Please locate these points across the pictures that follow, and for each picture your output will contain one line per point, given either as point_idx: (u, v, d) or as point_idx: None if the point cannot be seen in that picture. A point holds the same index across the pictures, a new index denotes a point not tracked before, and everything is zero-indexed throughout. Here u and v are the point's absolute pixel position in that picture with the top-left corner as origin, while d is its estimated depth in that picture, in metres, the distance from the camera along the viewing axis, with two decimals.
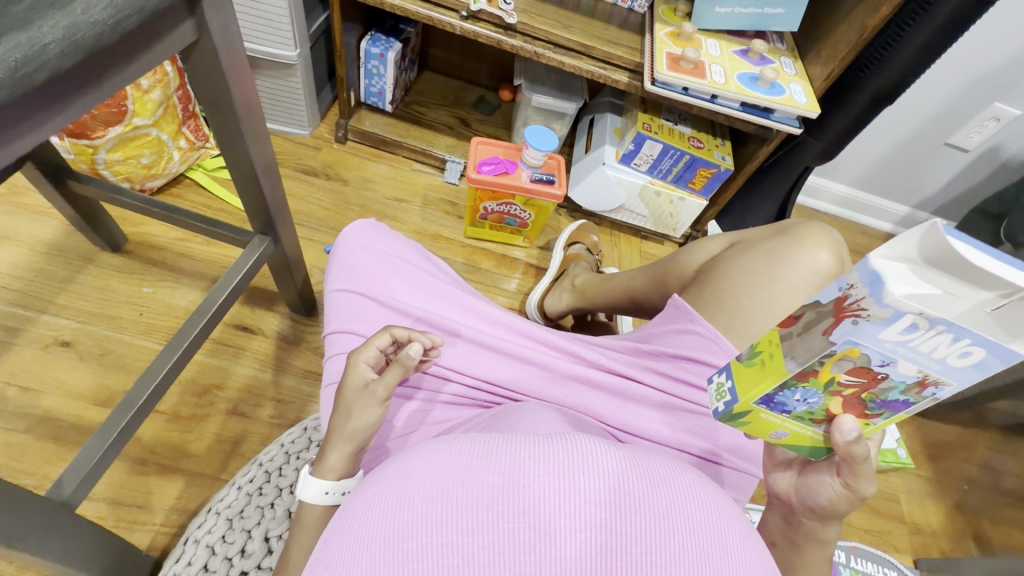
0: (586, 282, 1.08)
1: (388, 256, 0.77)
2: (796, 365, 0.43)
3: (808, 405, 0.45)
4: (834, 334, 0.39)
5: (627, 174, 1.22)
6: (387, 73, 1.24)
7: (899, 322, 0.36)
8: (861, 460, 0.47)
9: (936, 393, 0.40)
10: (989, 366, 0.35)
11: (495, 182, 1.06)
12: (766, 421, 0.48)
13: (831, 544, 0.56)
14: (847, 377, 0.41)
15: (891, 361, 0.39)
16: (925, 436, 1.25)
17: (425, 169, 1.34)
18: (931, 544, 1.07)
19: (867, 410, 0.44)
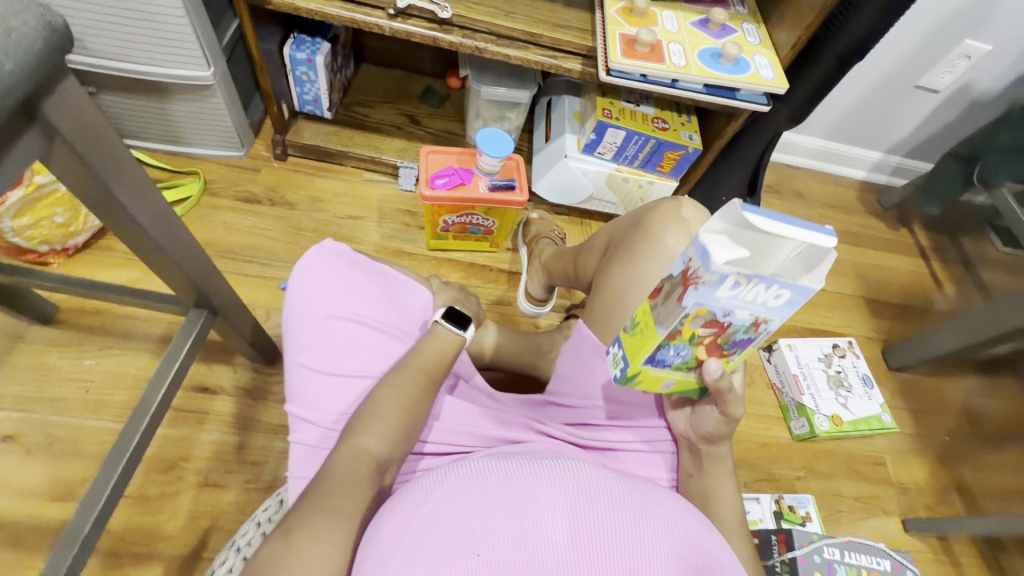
0: (549, 256, 1.05)
1: (294, 312, 0.75)
2: (665, 329, 0.48)
3: (682, 356, 0.51)
4: (685, 299, 0.45)
5: (591, 164, 1.14)
6: (318, 79, 1.12)
7: (727, 282, 0.43)
8: (727, 390, 0.55)
9: (767, 326, 0.48)
10: (796, 301, 0.45)
11: (452, 196, 0.98)
12: (655, 377, 0.54)
13: (728, 458, 0.63)
14: (704, 329, 0.48)
15: (731, 313, 0.46)
16: (905, 390, 1.27)
17: (378, 178, 1.25)
18: (916, 500, 1.11)
19: (724, 350, 0.52)
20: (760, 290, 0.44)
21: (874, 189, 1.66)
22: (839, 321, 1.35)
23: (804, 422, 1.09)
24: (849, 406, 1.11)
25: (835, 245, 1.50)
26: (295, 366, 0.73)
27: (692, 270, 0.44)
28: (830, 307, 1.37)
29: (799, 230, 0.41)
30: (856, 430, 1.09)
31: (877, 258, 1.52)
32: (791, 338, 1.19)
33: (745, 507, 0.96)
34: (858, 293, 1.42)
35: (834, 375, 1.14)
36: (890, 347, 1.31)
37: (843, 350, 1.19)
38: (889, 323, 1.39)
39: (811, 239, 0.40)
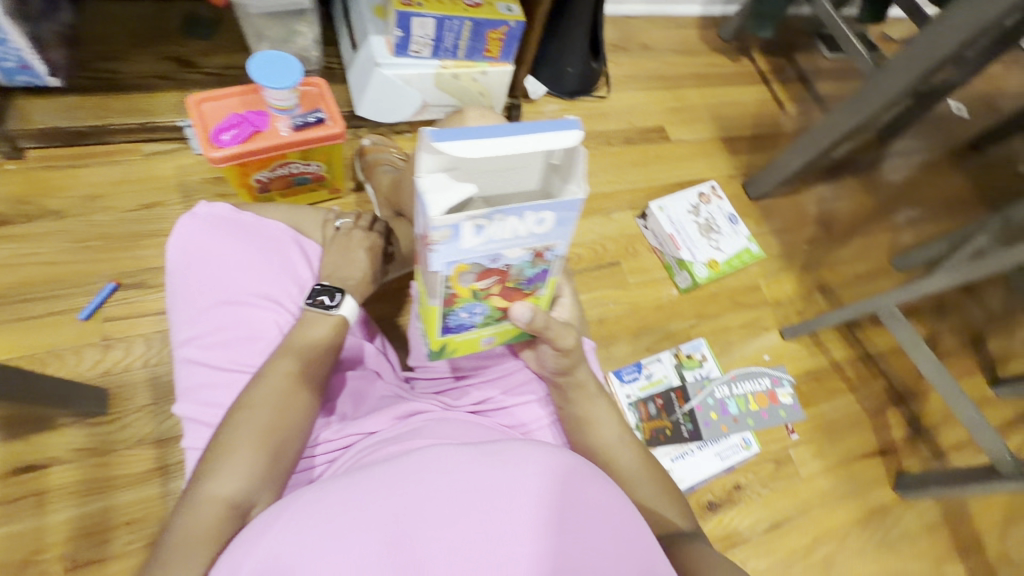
0: (390, 183, 0.93)
1: (180, 292, 0.69)
2: (438, 299, 0.44)
3: (479, 315, 0.48)
4: (434, 263, 0.40)
5: (411, 68, 0.98)
6: (11, 35, 0.81)
7: (463, 231, 0.38)
8: (550, 327, 0.52)
9: (552, 253, 0.45)
10: (561, 219, 0.41)
11: (250, 150, 0.81)
12: (464, 342, 0.51)
13: (591, 383, 0.62)
14: (481, 282, 0.44)
15: (498, 256, 0.42)
16: (768, 216, 1.37)
17: (165, 148, 1.01)
18: (790, 310, 1.24)
19: (526, 291, 0.48)
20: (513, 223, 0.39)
21: (713, 23, 1.63)
22: (704, 167, 1.39)
23: (686, 275, 1.15)
24: (721, 248, 1.18)
25: (687, 92, 1.49)
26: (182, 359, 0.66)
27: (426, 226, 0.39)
28: (693, 156, 1.39)
29: (518, 140, 0.37)
30: (731, 267, 1.17)
31: (727, 94, 1.54)
32: (661, 199, 1.20)
33: (650, 370, 1.02)
34: (716, 135, 1.45)
35: (704, 223, 1.19)
36: (749, 179, 1.38)
37: (709, 196, 1.23)
38: (746, 156, 1.45)
39: (536, 146, 0.37)
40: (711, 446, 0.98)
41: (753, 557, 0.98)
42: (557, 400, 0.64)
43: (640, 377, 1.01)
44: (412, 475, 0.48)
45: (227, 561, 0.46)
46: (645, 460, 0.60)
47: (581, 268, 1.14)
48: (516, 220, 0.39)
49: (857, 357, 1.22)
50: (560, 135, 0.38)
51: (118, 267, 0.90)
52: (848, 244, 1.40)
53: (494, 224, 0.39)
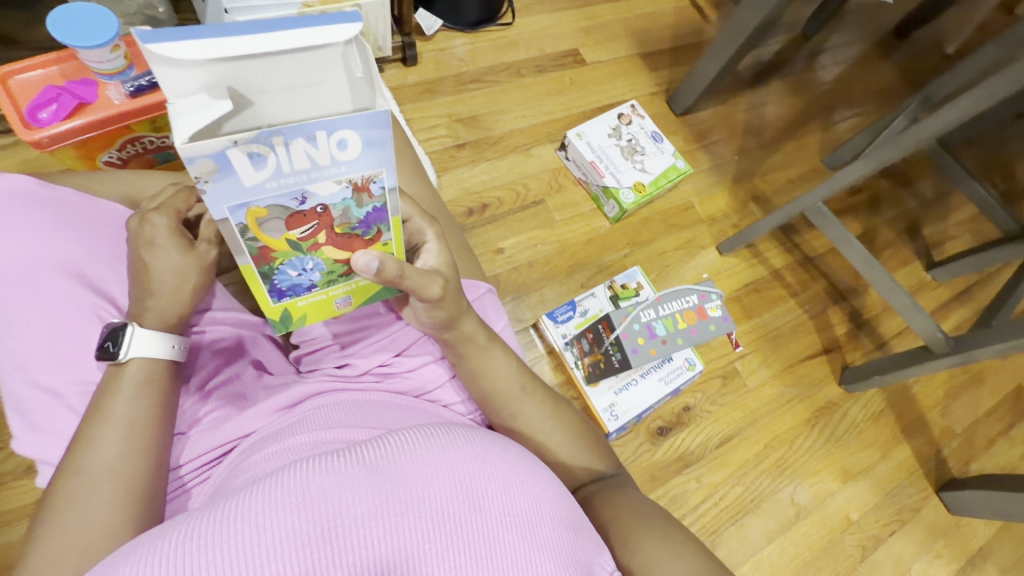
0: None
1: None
2: (246, 257, 0.39)
3: (314, 270, 0.43)
4: (218, 212, 0.35)
5: (268, 10, 0.86)
6: None
7: (235, 165, 0.32)
8: (408, 278, 0.46)
9: (377, 186, 0.38)
10: (364, 141, 0.34)
11: (81, 127, 0.70)
12: (315, 303, 0.47)
13: (481, 335, 0.57)
14: (293, 233, 0.39)
15: (301, 194, 0.36)
16: (696, 131, 1.32)
17: (2, 142, 0.87)
18: (726, 225, 1.21)
19: (363, 237, 0.43)
20: (301, 148, 0.33)
21: None
22: (624, 88, 1.31)
23: (613, 203, 1.09)
24: (647, 169, 1.12)
25: (598, 8, 1.39)
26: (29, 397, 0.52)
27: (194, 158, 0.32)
28: (612, 77, 1.31)
29: (280, 38, 0.30)
30: (660, 188, 1.12)
31: (642, 6, 1.44)
32: (579, 126, 1.13)
33: (585, 306, 0.98)
34: (634, 52, 1.37)
35: (627, 145, 1.13)
36: (673, 95, 1.31)
37: (629, 116, 1.16)
38: (668, 71, 1.38)
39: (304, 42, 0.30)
40: (655, 372, 0.95)
41: (708, 473, 0.99)
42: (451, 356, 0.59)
43: (574, 316, 0.97)
44: (320, 492, 0.38)
45: None
46: (548, 411, 0.59)
47: (503, 212, 1.07)
48: (302, 144, 0.33)
49: (796, 262, 1.21)
50: (331, 29, 0.30)
51: None
52: (781, 148, 1.36)
53: (273, 150, 0.32)
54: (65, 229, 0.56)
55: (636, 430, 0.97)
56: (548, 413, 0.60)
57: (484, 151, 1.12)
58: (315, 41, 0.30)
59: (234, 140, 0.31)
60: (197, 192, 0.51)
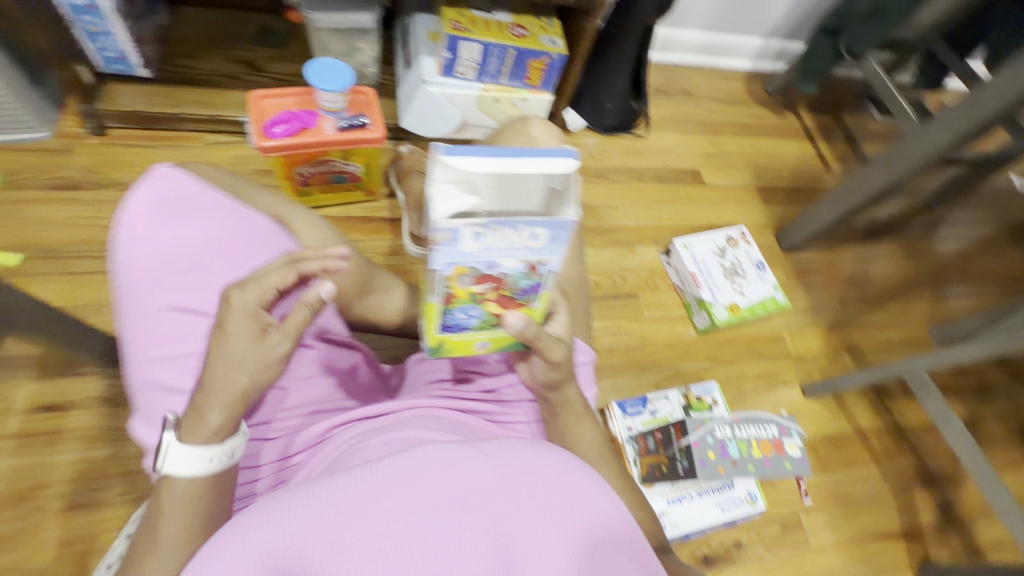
0: (423, 191, 0.99)
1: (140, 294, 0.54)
2: (437, 296, 0.46)
3: (476, 318, 0.50)
4: (434, 263, 0.43)
5: (454, 88, 1.05)
6: (113, 29, 0.94)
7: (463, 236, 0.41)
8: (543, 338, 0.53)
9: (546, 267, 0.46)
10: (555, 236, 0.43)
11: (295, 144, 0.87)
12: (462, 342, 0.52)
13: (579, 401, 0.62)
14: (477, 286, 0.46)
15: (494, 264, 0.44)
16: (798, 269, 1.34)
17: (225, 140, 1.10)
18: (813, 368, 1.19)
19: (519, 300, 0.50)
20: (510, 234, 0.42)
21: (760, 77, 1.65)
22: (735, 214, 1.38)
23: (704, 314, 1.12)
24: (745, 292, 1.15)
25: (725, 139, 1.50)
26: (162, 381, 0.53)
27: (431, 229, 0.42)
28: (725, 201, 1.39)
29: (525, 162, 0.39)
30: (753, 314, 1.14)
31: (766, 146, 1.54)
32: (686, 237, 1.19)
33: (655, 406, 0.99)
34: (751, 184, 1.45)
35: (729, 266, 1.17)
36: (783, 230, 1.36)
37: (736, 240, 1.21)
38: (781, 208, 1.44)
39: (541, 167, 0.39)
40: (713, 495, 0.92)
41: None
42: (545, 413, 0.64)
43: (643, 412, 0.98)
44: (434, 470, 0.42)
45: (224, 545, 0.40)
46: (625, 481, 0.62)
47: (596, 295, 1.14)
48: (512, 232, 0.42)
49: (886, 427, 1.14)
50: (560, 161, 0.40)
51: None
52: (885, 308, 1.34)
53: (493, 233, 0.41)
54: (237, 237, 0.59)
55: (680, 550, 0.93)
56: (623, 482, 0.62)
57: (593, 237, 1.21)
58: (545, 168, 0.39)
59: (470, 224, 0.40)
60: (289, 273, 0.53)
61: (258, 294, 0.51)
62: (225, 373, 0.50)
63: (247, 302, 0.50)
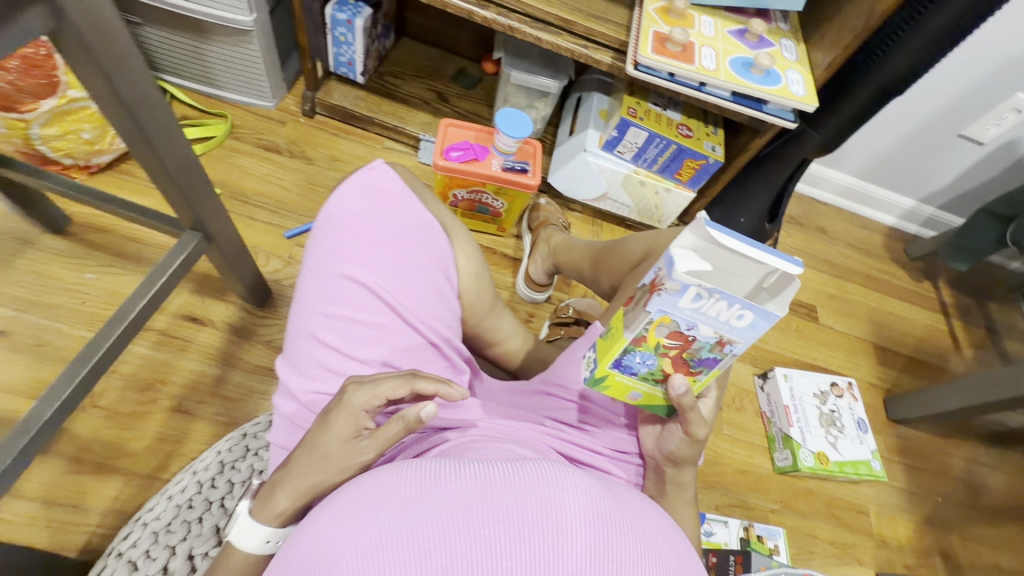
0: (556, 242, 1.06)
1: (321, 258, 0.64)
2: (631, 334, 0.53)
3: (647, 366, 0.56)
4: (650, 305, 0.50)
5: (609, 162, 1.13)
6: (356, 42, 1.14)
7: (688, 293, 0.48)
8: (692, 411, 0.59)
9: (732, 349, 0.52)
10: (759, 325, 0.49)
11: (464, 170, 0.98)
12: (621, 383, 0.60)
13: (690, 487, 0.65)
14: (667, 340, 0.53)
15: (694, 326, 0.51)
16: (901, 444, 1.22)
17: (398, 148, 1.25)
18: (895, 558, 1.06)
19: (691, 368, 0.56)
20: (722, 306, 0.48)
21: (903, 238, 1.60)
22: (843, 363, 1.31)
23: (788, 454, 1.05)
24: (838, 447, 1.07)
25: (849, 286, 1.45)
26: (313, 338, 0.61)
27: (658, 277, 0.50)
28: (836, 347, 1.32)
29: (761, 254, 0.48)
30: (842, 473, 1.05)
31: (895, 307, 1.46)
32: (789, 369, 1.15)
33: (712, 528, 0.94)
34: (869, 339, 1.37)
35: (827, 413, 1.10)
36: (893, 398, 1.26)
37: (842, 390, 1.15)
38: (895, 374, 1.34)
39: (773, 261, 0.47)
40: None
41: None
42: (651, 487, 0.67)
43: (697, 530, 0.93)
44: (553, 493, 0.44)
45: (349, 510, 0.44)
46: None
47: None
48: (725, 306, 0.48)
49: None
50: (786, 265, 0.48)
51: None
52: (994, 525, 1.17)
53: (710, 299, 0.48)
54: (396, 225, 0.66)
55: None
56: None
57: None
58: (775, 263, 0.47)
59: (701, 285, 0.47)
60: (403, 388, 0.53)
61: (368, 401, 0.51)
62: (308, 460, 0.51)
63: (358, 406, 0.51)
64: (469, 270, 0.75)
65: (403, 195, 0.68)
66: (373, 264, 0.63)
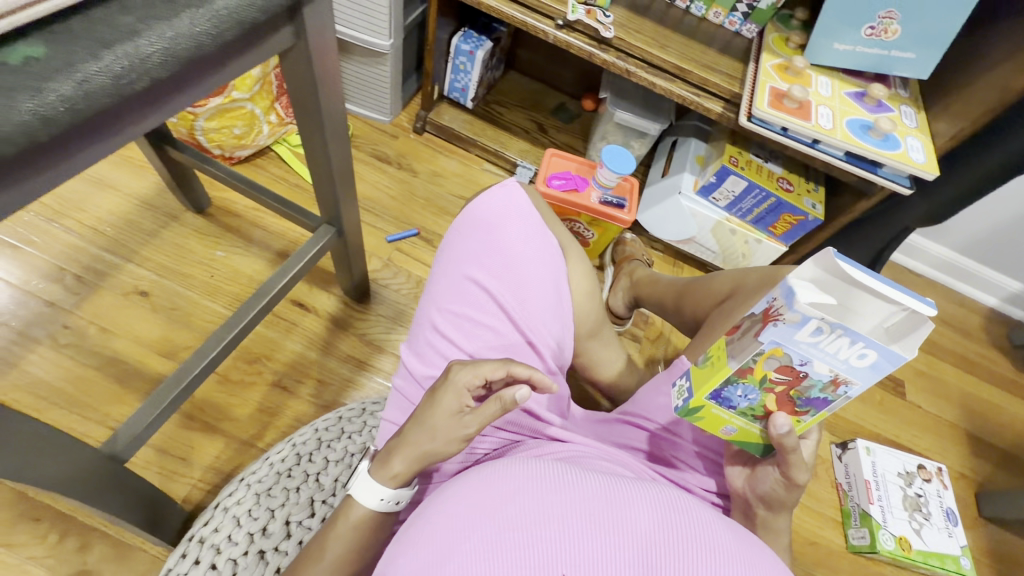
0: (640, 275, 1.07)
1: (451, 258, 0.73)
2: (736, 364, 0.53)
3: (749, 401, 0.56)
4: (763, 335, 0.50)
5: (702, 207, 1.14)
6: (473, 71, 1.23)
7: (807, 326, 0.47)
8: (792, 453, 0.58)
9: (846, 390, 0.51)
10: (882, 366, 0.47)
11: (564, 199, 1.02)
12: (717, 415, 0.59)
13: (784, 534, 0.63)
14: (775, 374, 0.52)
15: (808, 360, 0.50)
16: (992, 546, 1.12)
17: (495, 171, 1.32)
18: None
19: (796, 407, 0.55)
20: (842, 343, 0.47)
21: (1005, 322, 1.49)
22: (930, 447, 1.22)
23: (865, 533, 0.99)
24: (922, 535, 1.00)
25: (941, 364, 1.36)
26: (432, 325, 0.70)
27: (774, 308, 0.49)
28: (922, 428, 1.24)
29: (894, 292, 0.45)
30: (926, 564, 0.97)
31: (993, 395, 1.35)
32: (871, 443, 1.08)
33: None
34: (961, 426, 1.28)
35: (912, 496, 1.03)
36: (986, 493, 1.16)
37: (930, 474, 1.07)
38: (988, 468, 1.23)
39: (906, 302, 0.44)
40: None
41: None
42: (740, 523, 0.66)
43: None
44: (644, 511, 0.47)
45: (459, 501, 0.48)
46: None
47: None
48: (846, 343, 0.47)
49: None
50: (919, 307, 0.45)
51: (422, 222, 1.18)
52: None
53: (830, 335, 0.47)
54: (522, 239, 0.72)
55: None
56: None
57: None
58: (908, 304, 0.45)
59: (823, 321, 0.46)
60: (500, 372, 0.56)
61: (472, 381, 0.55)
62: (419, 431, 0.55)
63: (462, 383, 0.55)
64: (581, 289, 0.80)
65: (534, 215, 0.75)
66: (492, 270, 0.70)
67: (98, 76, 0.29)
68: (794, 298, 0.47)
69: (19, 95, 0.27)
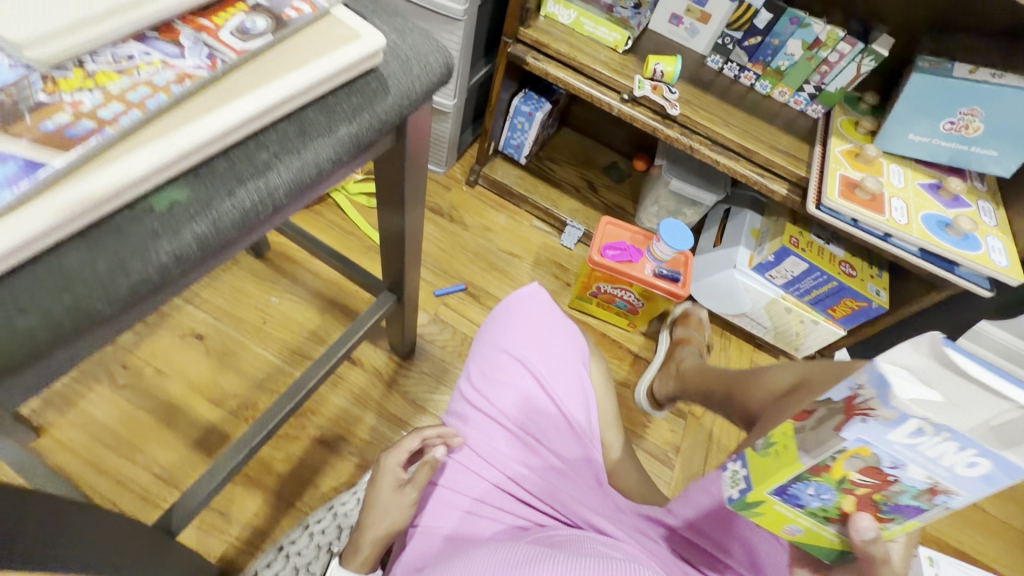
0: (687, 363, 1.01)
1: (485, 338, 0.82)
2: (809, 460, 0.44)
3: (821, 501, 0.47)
4: (844, 431, 0.41)
5: (758, 283, 1.11)
6: (530, 130, 1.25)
7: (905, 426, 0.38)
8: (880, 562, 0.48)
9: (946, 501, 0.41)
10: (996, 481, 0.37)
11: (617, 269, 1.01)
12: (779, 514, 0.50)
13: None
14: (857, 475, 0.43)
15: (901, 465, 0.40)
16: None
17: (544, 227, 1.31)
18: None
19: (880, 513, 0.46)
20: (950, 449, 0.37)
21: None
22: (998, 558, 1.12)
23: None
24: None
25: None
26: (463, 396, 0.76)
27: (861, 395, 0.40)
28: (990, 536, 1.14)
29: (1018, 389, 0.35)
30: None
31: None
32: (935, 552, 1.00)
33: None
34: None
35: None
36: None
37: None
38: None
39: None
40: None
41: None
42: None
43: None
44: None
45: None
46: None
47: None
48: (954, 451, 0.37)
49: None
50: None
51: (470, 277, 1.18)
52: None
53: (935, 438, 0.37)
54: (544, 322, 0.81)
55: None
56: None
57: None
58: None
59: (929, 419, 0.37)
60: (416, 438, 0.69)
61: (399, 452, 0.68)
62: (373, 515, 0.64)
63: (390, 462, 0.68)
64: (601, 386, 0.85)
65: (551, 302, 0.84)
66: (519, 346, 0.78)
67: (231, 214, 0.30)
68: (891, 390, 0.38)
69: (161, 241, 0.29)
